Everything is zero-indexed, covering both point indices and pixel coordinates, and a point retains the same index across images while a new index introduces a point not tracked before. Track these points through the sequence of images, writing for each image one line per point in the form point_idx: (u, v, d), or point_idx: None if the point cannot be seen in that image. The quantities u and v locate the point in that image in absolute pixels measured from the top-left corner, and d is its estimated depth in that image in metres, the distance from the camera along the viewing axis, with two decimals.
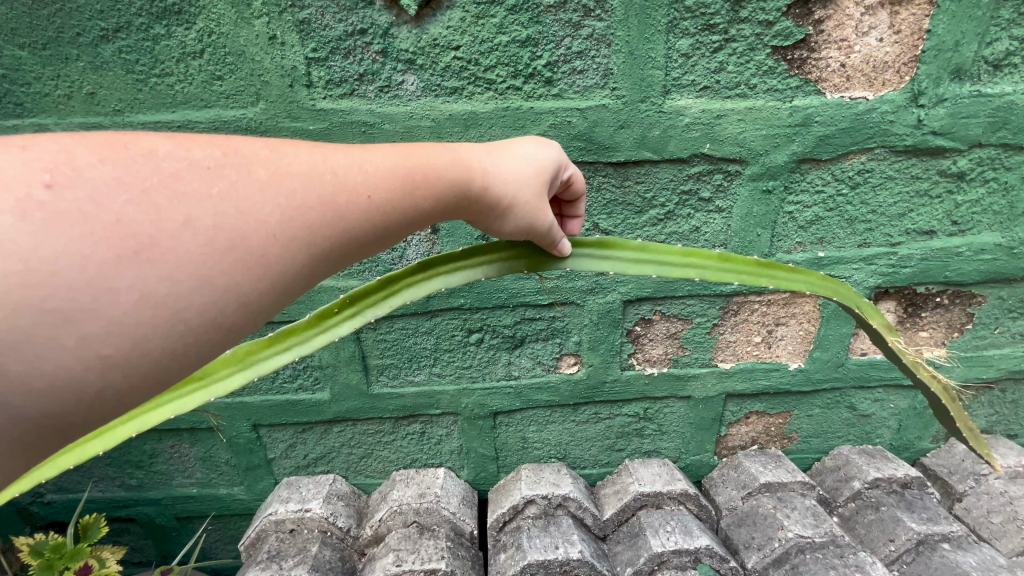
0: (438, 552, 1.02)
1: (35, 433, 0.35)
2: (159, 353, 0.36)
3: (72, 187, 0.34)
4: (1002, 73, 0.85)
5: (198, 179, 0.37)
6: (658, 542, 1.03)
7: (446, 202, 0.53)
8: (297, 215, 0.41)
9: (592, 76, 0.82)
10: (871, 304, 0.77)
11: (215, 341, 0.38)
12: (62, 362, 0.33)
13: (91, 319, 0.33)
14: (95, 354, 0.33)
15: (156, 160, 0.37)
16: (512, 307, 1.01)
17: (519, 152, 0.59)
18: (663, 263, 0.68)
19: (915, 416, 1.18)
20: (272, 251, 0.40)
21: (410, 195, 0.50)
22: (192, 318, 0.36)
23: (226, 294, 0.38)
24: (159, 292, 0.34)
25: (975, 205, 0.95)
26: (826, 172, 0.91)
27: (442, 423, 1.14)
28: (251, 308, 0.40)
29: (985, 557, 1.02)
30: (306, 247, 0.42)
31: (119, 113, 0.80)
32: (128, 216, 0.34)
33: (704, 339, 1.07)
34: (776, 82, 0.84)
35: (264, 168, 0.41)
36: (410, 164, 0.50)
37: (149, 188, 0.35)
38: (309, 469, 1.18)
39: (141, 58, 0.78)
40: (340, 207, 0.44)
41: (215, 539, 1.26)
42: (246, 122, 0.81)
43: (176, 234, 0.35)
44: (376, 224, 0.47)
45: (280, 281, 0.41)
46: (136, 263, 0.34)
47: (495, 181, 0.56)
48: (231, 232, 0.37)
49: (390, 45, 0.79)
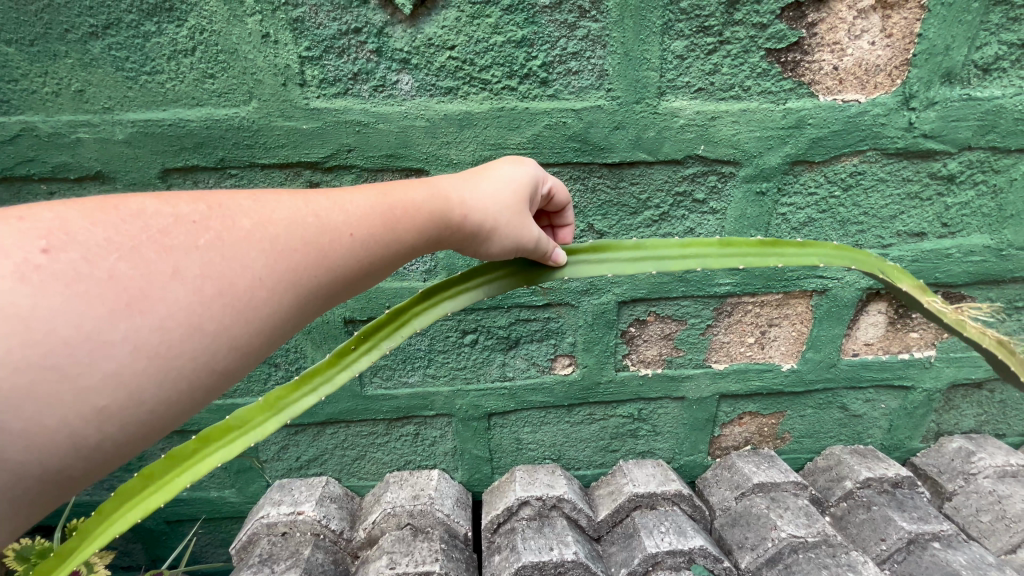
0: (432, 554, 1.01)
1: (35, 490, 0.36)
2: (154, 401, 0.38)
3: (67, 249, 0.36)
4: (991, 78, 0.86)
5: (184, 233, 0.40)
6: (653, 542, 1.03)
7: (431, 235, 0.54)
8: (282, 259, 0.43)
9: (587, 77, 0.82)
10: (897, 267, 0.75)
11: (209, 385, 0.41)
12: (62, 416, 0.35)
13: (87, 373, 0.35)
14: (93, 406, 0.36)
15: (144, 219, 0.39)
16: (507, 308, 1.00)
17: (498, 178, 0.60)
18: (663, 257, 0.68)
19: (905, 416, 1.19)
20: (258, 295, 0.42)
21: (394, 230, 0.51)
22: (184, 365, 0.38)
23: (216, 340, 0.40)
24: (152, 341, 0.37)
25: (965, 207, 0.96)
26: (819, 174, 0.91)
27: (436, 424, 1.13)
28: (242, 351, 0.42)
29: (975, 556, 1.03)
30: (292, 288, 0.44)
31: (109, 111, 0.79)
32: (120, 272, 0.37)
33: (699, 340, 1.08)
34: (769, 84, 0.84)
35: (247, 217, 0.43)
36: (391, 200, 0.51)
37: (138, 245, 0.38)
38: (301, 471, 1.17)
39: (132, 55, 0.77)
40: (323, 248, 0.46)
41: (206, 544, 1.25)
42: (239, 122, 0.80)
43: (165, 286, 0.37)
44: (360, 260, 0.48)
45: (269, 324, 0.43)
46: (128, 316, 0.36)
47: (479, 209, 0.56)
48: (218, 279, 0.40)
49: (385, 44, 0.79)
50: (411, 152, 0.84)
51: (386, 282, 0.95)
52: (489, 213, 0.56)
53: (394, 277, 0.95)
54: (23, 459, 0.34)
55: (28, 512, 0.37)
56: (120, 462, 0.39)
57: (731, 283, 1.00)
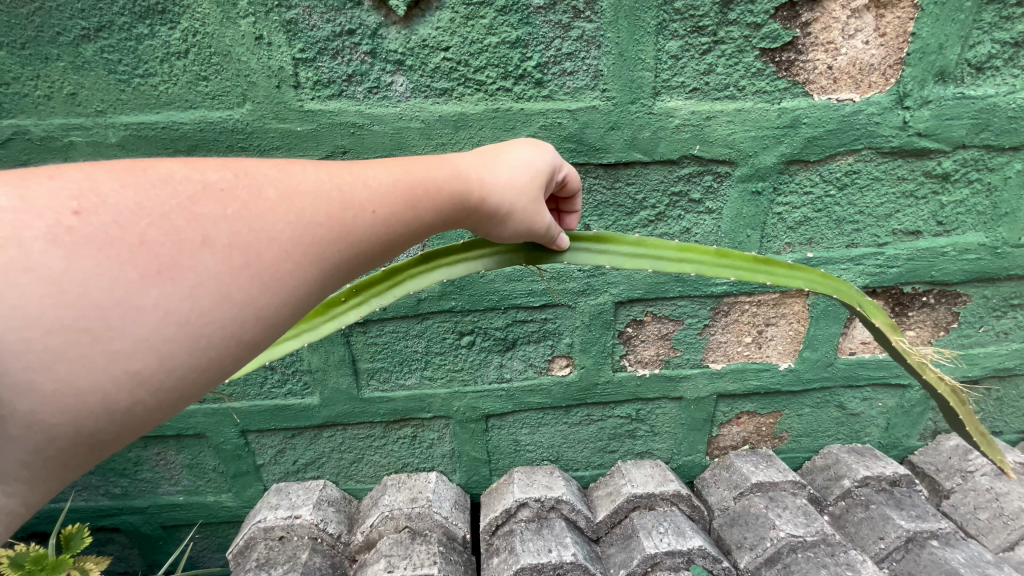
0: (430, 557, 1.01)
1: (67, 452, 0.35)
2: (184, 368, 0.37)
3: (98, 212, 0.35)
4: (984, 76, 0.86)
5: (213, 201, 0.39)
6: (651, 543, 1.03)
7: (449, 213, 0.53)
8: (309, 231, 0.42)
9: (583, 77, 0.82)
10: (873, 302, 0.76)
11: (235, 355, 0.40)
12: (94, 379, 0.34)
13: (119, 337, 0.34)
14: (126, 371, 0.34)
15: (173, 183, 0.38)
16: (504, 310, 1.00)
17: (514, 158, 0.59)
18: (661, 256, 0.68)
19: (903, 415, 1.19)
20: (285, 268, 0.41)
21: (414, 206, 0.50)
22: (214, 333, 0.37)
23: (246, 310, 0.39)
24: (183, 309, 0.35)
25: (960, 205, 0.96)
26: (814, 173, 0.91)
27: (434, 426, 1.13)
28: (268, 322, 0.41)
29: (973, 553, 1.03)
30: (317, 261, 0.43)
31: (101, 113, 0.79)
32: (150, 237, 0.35)
33: (695, 340, 1.07)
34: (764, 84, 0.84)
35: (276, 186, 0.43)
36: (412, 177, 0.51)
37: (169, 210, 0.37)
38: (299, 474, 1.16)
39: (124, 58, 0.76)
40: (346, 222, 0.45)
41: (203, 548, 1.24)
42: (233, 124, 0.80)
43: (196, 253, 0.36)
44: (382, 237, 0.48)
45: (295, 296, 0.42)
46: (160, 281, 0.35)
47: (496, 190, 0.56)
48: (246, 250, 0.39)
49: (379, 45, 0.78)
50: (406, 154, 0.84)
51: None
52: (506, 194, 0.56)
53: None
54: (55, 419, 0.33)
55: (58, 476, 0.36)
56: (150, 429, 0.38)
57: (727, 282, 1.00)
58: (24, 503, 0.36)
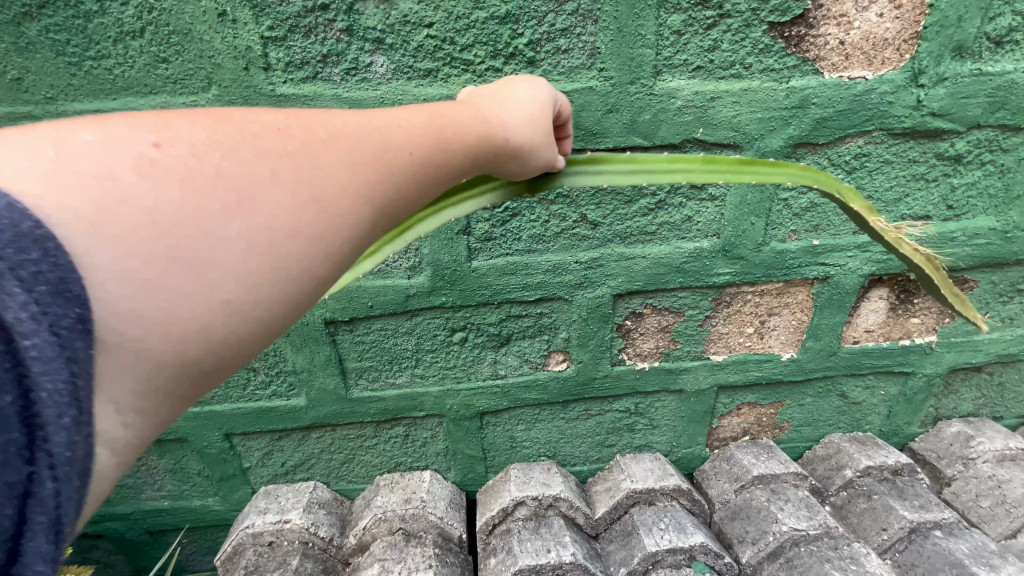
0: (425, 560, 0.98)
1: (168, 390, 0.31)
2: (272, 299, 0.33)
3: (173, 143, 0.31)
4: (1003, 51, 0.81)
5: (275, 136, 0.34)
6: (652, 541, 1.00)
7: (481, 158, 0.47)
8: (365, 167, 0.37)
9: (578, 55, 0.76)
10: (845, 185, 0.69)
11: (314, 293, 0.36)
12: (189, 309, 0.30)
13: (204, 269, 0.30)
14: (217, 300, 0.31)
15: (235, 120, 0.34)
16: (497, 304, 0.95)
17: (519, 95, 0.53)
18: (652, 170, 0.63)
19: (904, 402, 1.17)
20: (347, 203, 0.35)
21: (451, 147, 0.43)
22: (296, 266, 0.33)
23: (320, 245, 0.34)
24: (263, 239, 0.32)
25: (971, 188, 0.93)
26: (822, 157, 0.87)
27: (427, 425, 1.09)
28: (341, 258, 0.36)
29: (977, 543, 1.01)
30: (377, 198, 0.38)
31: (52, 101, 0.72)
32: (226, 170, 0.31)
33: (696, 332, 1.04)
34: (772, 61, 0.79)
35: (326, 121, 0.37)
36: (443, 117, 0.44)
37: (235, 146, 0.33)
38: (287, 477, 1.12)
39: (73, 38, 0.69)
40: (395, 159, 0.39)
41: (191, 552, 1.20)
42: (198, 111, 0.73)
43: (267, 186, 0.32)
44: (428, 180, 0.42)
45: (360, 237, 0.37)
46: (240, 211, 0.31)
47: (531, 134, 0.50)
48: (312, 184, 0.34)
49: (356, 22, 0.72)
50: None
51: (368, 280, 0.90)
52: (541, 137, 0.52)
53: (376, 275, 0.89)
54: (151, 358, 0.30)
55: (160, 416, 0.32)
56: (243, 363, 0.34)
57: (730, 273, 0.95)
58: (133, 443, 0.32)
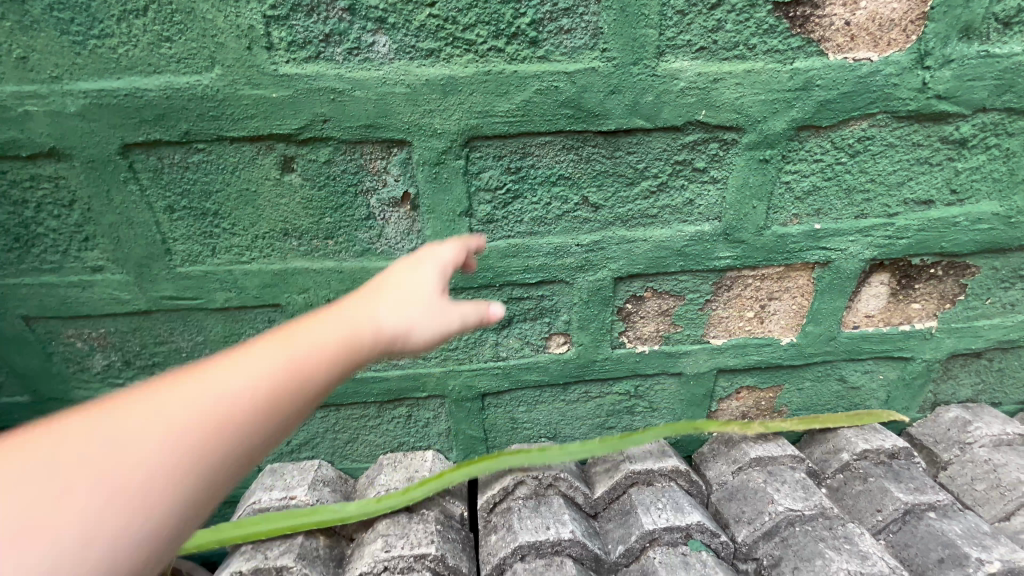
0: (427, 536, 0.99)
1: None
2: (149, 532, 0.44)
3: (54, 450, 0.43)
4: (1011, 32, 0.81)
5: (141, 429, 0.45)
6: (649, 519, 1.02)
7: (342, 372, 0.56)
8: (217, 427, 0.48)
9: (581, 36, 0.76)
10: None
11: (190, 514, 0.46)
12: (105, 556, 0.42)
13: (67, 519, 0.41)
14: (91, 555, 0.41)
15: (122, 420, 0.46)
16: (498, 287, 0.96)
17: (424, 277, 0.64)
18: None
19: (903, 387, 1.18)
20: (211, 440, 0.47)
21: (306, 378, 0.53)
22: (161, 513, 0.44)
23: (186, 486, 0.46)
24: (123, 503, 0.43)
25: (975, 172, 0.92)
26: (825, 140, 0.86)
27: (429, 406, 1.10)
28: (214, 472, 0.48)
29: (970, 524, 1.02)
30: (224, 451, 0.48)
31: (57, 80, 0.72)
32: (103, 452, 0.44)
33: (696, 316, 1.04)
34: (776, 42, 0.78)
35: (255, 339, 0.54)
36: (304, 353, 0.54)
37: (137, 435, 0.45)
38: (293, 455, 1.14)
39: (77, 17, 0.70)
40: (287, 402, 0.52)
41: (200, 528, 1.23)
42: (201, 91, 0.74)
43: (121, 474, 0.43)
44: (280, 419, 0.52)
45: (229, 458, 0.48)
46: (93, 478, 0.43)
47: (423, 288, 0.63)
48: (178, 441, 0.46)
49: (358, 2, 0.72)
50: (391, 122, 0.78)
51: (370, 261, 0.90)
52: (431, 288, 0.63)
53: (379, 257, 0.90)
54: None
55: None
56: None
57: (731, 256, 0.95)
58: None
